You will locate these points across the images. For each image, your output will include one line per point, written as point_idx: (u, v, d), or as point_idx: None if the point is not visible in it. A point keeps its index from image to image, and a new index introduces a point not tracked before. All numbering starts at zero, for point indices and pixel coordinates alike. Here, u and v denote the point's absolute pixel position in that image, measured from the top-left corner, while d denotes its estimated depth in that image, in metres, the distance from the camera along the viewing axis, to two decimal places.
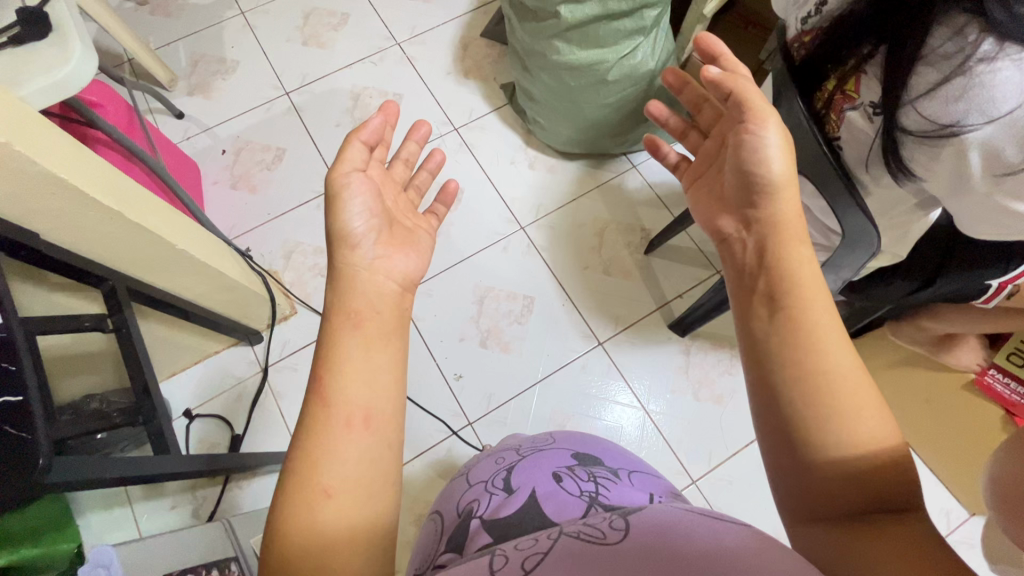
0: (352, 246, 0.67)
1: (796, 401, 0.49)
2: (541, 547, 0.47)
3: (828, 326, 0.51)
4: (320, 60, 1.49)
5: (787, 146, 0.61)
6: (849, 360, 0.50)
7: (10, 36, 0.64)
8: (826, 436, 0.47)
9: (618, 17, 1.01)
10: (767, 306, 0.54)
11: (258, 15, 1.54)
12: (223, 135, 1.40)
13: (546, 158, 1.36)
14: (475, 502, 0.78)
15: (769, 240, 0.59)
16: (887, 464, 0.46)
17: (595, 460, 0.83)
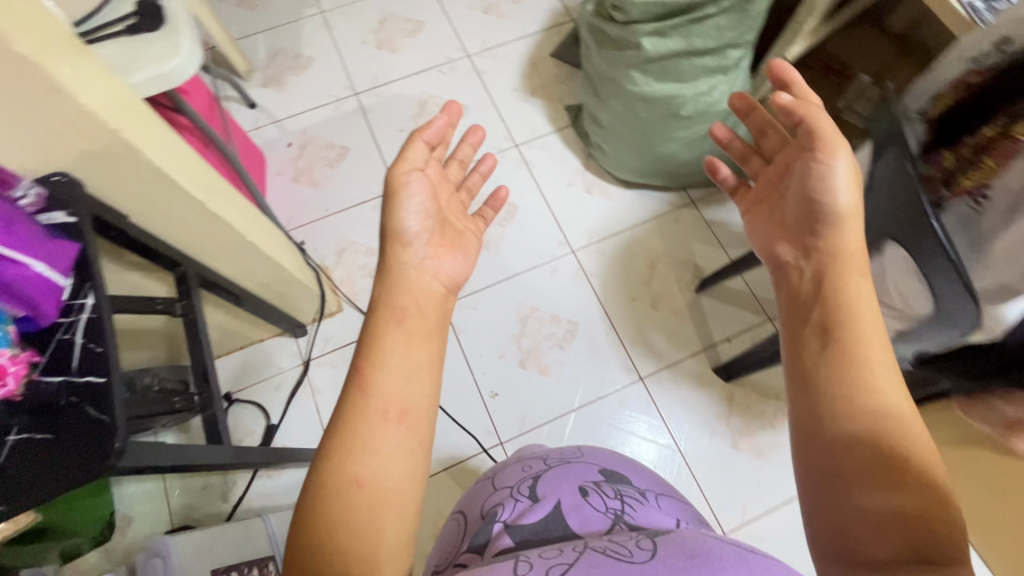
0: (406, 245, 0.71)
1: (839, 424, 0.51)
2: (565, 558, 0.49)
3: (882, 363, 0.54)
4: (391, 64, 1.52)
5: (856, 182, 0.63)
6: (900, 396, 0.51)
7: (127, 25, 0.67)
8: (865, 460, 0.48)
9: (701, 54, 1.00)
10: (820, 335, 0.57)
11: (336, 15, 1.58)
12: (290, 128, 1.44)
13: (604, 184, 1.36)
14: (500, 506, 0.76)
15: (829, 271, 0.62)
16: (930, 501, 0.45)
17: (623, 479, 0.81)
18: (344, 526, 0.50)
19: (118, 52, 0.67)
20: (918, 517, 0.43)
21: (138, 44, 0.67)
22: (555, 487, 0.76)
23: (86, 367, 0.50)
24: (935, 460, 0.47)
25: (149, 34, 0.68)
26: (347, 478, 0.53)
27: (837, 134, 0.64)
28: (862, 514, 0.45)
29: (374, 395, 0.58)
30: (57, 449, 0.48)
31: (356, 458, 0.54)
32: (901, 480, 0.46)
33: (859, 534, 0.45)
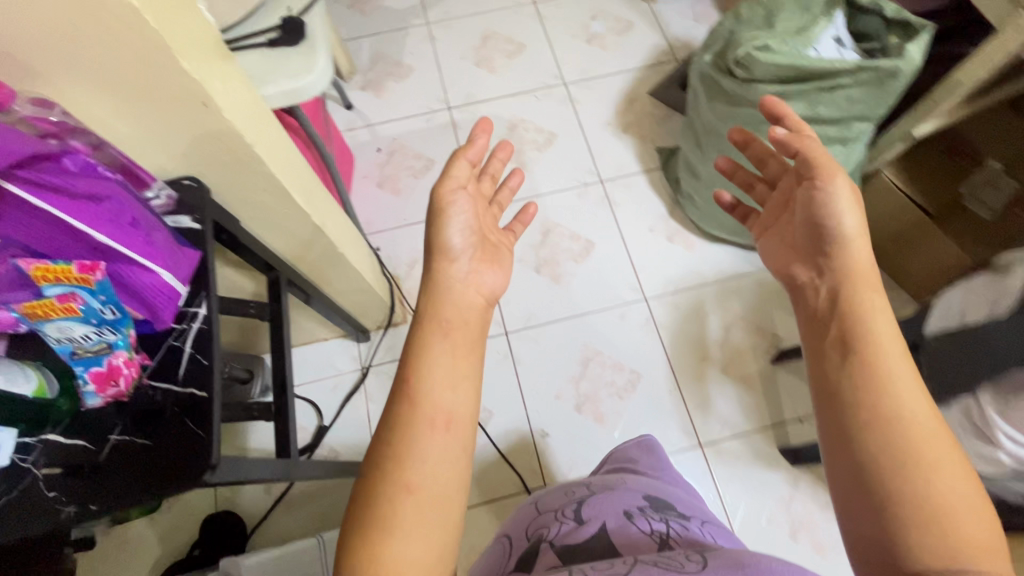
0: (451, 260, 0.68)
1: (869, 444, 0.49)
2: (618, 569, 0.52)
3: (903, 373, 0.51)
4: (488, 83, 1.52)
5: (858, 204, 0.61)
6: (926, 410, 0.50)
7: (269, 39, 0.69)
8: (896, 480, 0.47)
9: (823, 123, 0.94)
10: (840, 351, 0.55)
11: (442, 29, 1.61)
12: (382, 133, 1.47)
13: (687, 234, 1.31)
14: (545, 528, 0.74)
15: (843, 287, 0.59)
16: (966, 523, 0.44)
17: (672, 507, 0.76)
18: (395, 530, 0.49)
19: (256, 66, 0.68)
20: (953, 541, 0.44)
21: (277, 58, 0.69)
22: (603, 510, 0.72)
23: (189, 377, 0.51)
24: (966, 474, 0.47)
25: (287, 51, 0.69)
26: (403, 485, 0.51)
27: (830, 162, 0.63)
28: (900, 540, 0.45)
29: (422, 402, 0.56)
30: (154, 457, 0.48)
31: (406, 464, 0.52)
32: (941, 506, 0.45)
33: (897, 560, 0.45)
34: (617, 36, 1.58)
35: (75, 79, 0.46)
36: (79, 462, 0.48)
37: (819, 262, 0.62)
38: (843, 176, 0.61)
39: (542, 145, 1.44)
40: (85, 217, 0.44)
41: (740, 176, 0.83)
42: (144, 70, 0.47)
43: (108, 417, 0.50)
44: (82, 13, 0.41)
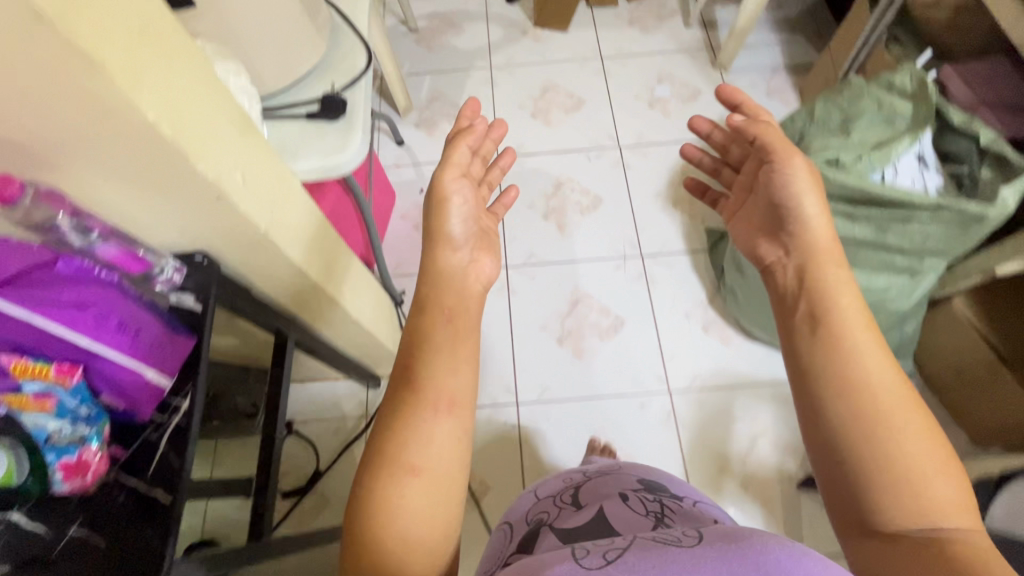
0: (450, 247, 0.66)
1: (842, 414, 0.52)
2: (619, 543, 0.43)
3: (868, 344, 0.55)
4: (542, 137, 1.50)
5: (818, 186, 0.66)
6: (890, 375, 0.53)
7: (308, 112, 0.69)
8: (866, 448, 0.50)
9: (891, 250, 0.85)
10: (810, 325, 0.58)
11: (503, 74, 1.60)
12: (427, 174, 1.46)
13: (724, 327, 1.24)
14: (543, 513, 0.78)
15: (809, 263, 0.62)
16: (932, 485, 0.48)
17: (665, 490, 0.81)
18: (405, 490, 0.50)
19: (287, 137, 0.68)
20: (924, 500, 0.48)
21: (311, 131, 0.68)
22: (598, 496, 0.77)
23: (159, 477, 0.49)
24: (931, 438, 0.50)
25: (323, 124, 0.68)
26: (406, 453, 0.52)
27: (784, 144, 0.69)
28: (872, 506, 0.49)
29: (415, 382, 0.55)
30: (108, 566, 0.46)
31: (409, 446, 0.52)
32: (909, 469, 0.49)
33: (871, 520, 0.49)
34: (680, 103, 1.52)
35: (103, 176, 0.45)
36: (31, 555, 0.45)
37: (786, 241, 0.66)
38: (801, 159, 0.67)
39: (585, 209, 1.40)
40: (67, 320, 0.46)
41: (709, 163, 0.87)
42: (152, 166, 0.45)
43: (70, 507, 0.48)
44: (94, 120, 0.39)
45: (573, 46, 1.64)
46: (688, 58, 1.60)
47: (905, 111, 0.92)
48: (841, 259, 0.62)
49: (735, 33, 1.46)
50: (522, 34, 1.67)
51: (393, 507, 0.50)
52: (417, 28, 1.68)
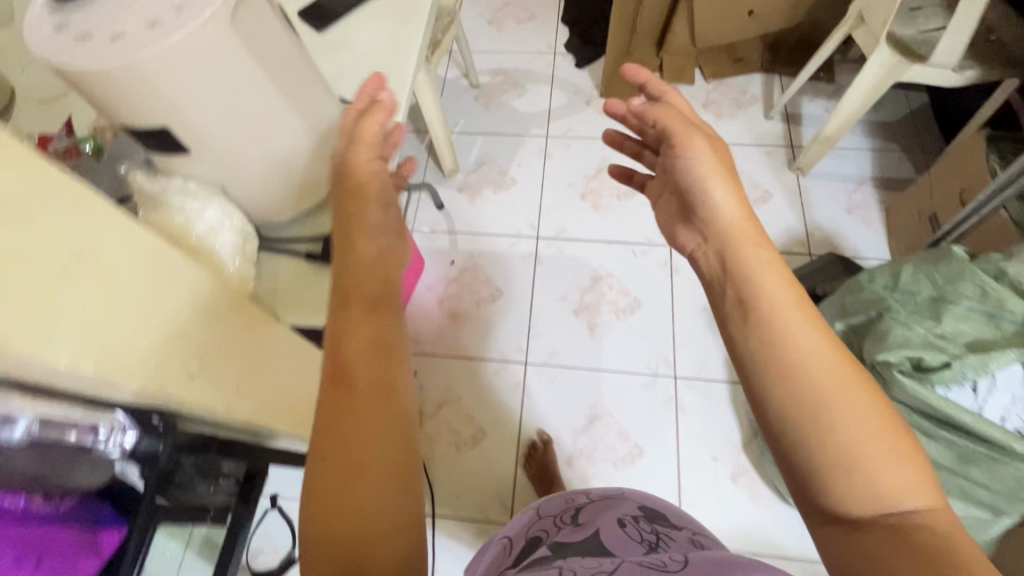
0: (367, 235, 0.50)
1: (786, 403, 0.44)
2: (603, 566, 0.53)
3: (802, 322, 0.46)
4: (588, 222, 1.40)
5: (725, 166, 0.56)
6: (824, 350, 0.45)
7: (308, 250, 0.63)
8: (812, 439, 0.42)
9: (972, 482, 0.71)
10: (736, 307, 0.49)
11: (559, 146, 1.52)
12: (461, 246, 1.39)
13: (754, 479, 1.10)
14: (543, 531, 0.74)
15: (728, 248, 0.52)
16: (886, 469, 0.41)
17: (665, 519, 0.76)
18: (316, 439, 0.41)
19: (284, 277, 0.63)
20: (874, 483, 0.40)
21: (310, 275, 0.63)
22: (599, 516, 0.73)
23: None
24: (882, 414, 0.43)
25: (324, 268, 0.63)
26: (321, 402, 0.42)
27: (684, 126, 0.58)
28: (829, 491, 0.41)
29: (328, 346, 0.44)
30: None
31: (343, 443, 0.40)
32: (853, 452, 0.41)
33: (831, 504, 0.42)
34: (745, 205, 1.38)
35: None
36: None
37: (699, 225, 0.56)
38: (700, 140, 0.57)
39: (621, 311, 1.28)
40: None
41: (626, 146, 0.70)
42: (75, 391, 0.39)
43: None
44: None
45: None
46: (763, 154, 1.46)
47: (1015, 310, 0.76)
48: (761, 239, 0.52)
49: (820, 138, 1.32)
50: (586, 104, 1.58)
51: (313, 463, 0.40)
52: (480, 85, 1.62)
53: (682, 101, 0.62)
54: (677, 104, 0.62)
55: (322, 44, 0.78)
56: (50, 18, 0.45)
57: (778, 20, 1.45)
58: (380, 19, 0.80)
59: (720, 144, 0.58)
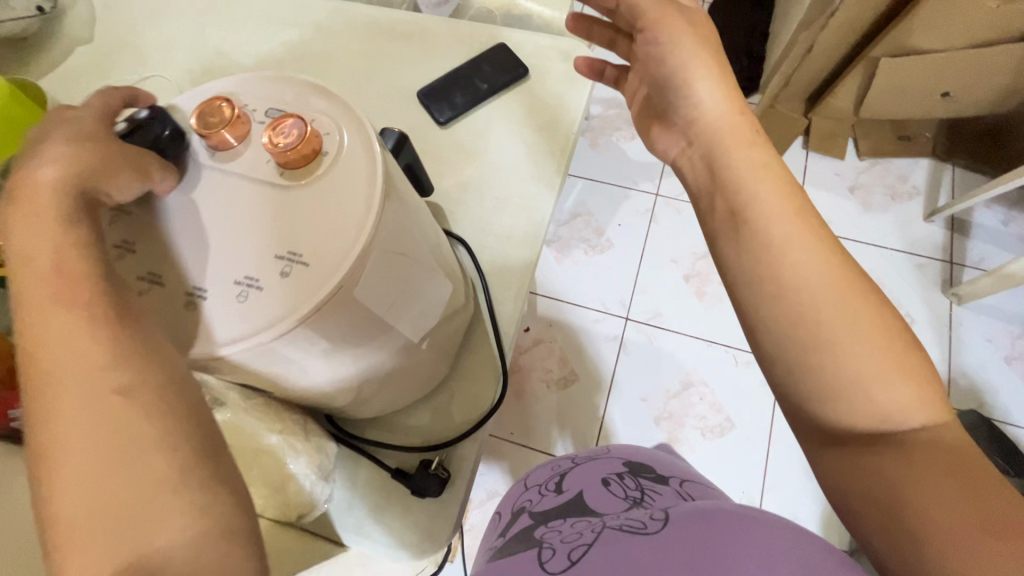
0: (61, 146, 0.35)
1: (770, 327, 0.40)
2: (586, 539, 0.46)
3: (795, 234, 0.40)
4: (688, 311, 1.23)
5: (709, 55, 0.46)
6: (831, 277, 0.38)
7: (395, 463, 0.49)
8: (820, 388, 0.38)
9: None
10: (730, 227, 0.43)
11: (669, 209, 1.32)
12: (539, 313, 1.26)
13: None
14: (527, 502, 0.71)
15: (716, 148, 0.45)
16: (889, 392, 0.37)
17: (650, 472, 0.71)
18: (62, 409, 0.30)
19: (360, 492, 0.49)
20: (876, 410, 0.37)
21: (394, 497, 0.49)
22: (580, 480, 0.69)
23: None
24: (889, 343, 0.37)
25: (411, 494, 0.48)
26: (34, 366, 0.31)
27: (658, 1, 0.48)
28: (823, 415, 0.39)
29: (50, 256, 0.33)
30: None
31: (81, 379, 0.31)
32: (847, 388, 0.37)
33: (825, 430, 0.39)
34: None
35: None
36: None
37: (682, 125, 0.48)
38: (675, 24, 0.47)
39: (709, 431, 1.14)
40: None
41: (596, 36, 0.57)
42: None
43: None
44: None
45: None
46: (912, 266, 1.23)
47: None
48: (755, 135, 0.45)
49: (997, 274, 1.08)
50: None
51: (52, 446, 0.30)
52: (589, 117, 1.40)
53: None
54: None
55: (442, 145, 0.63)
56: (117, 223, 0.37)
57: (976, 105, 1.17)
58: (517, 119, 0.64)
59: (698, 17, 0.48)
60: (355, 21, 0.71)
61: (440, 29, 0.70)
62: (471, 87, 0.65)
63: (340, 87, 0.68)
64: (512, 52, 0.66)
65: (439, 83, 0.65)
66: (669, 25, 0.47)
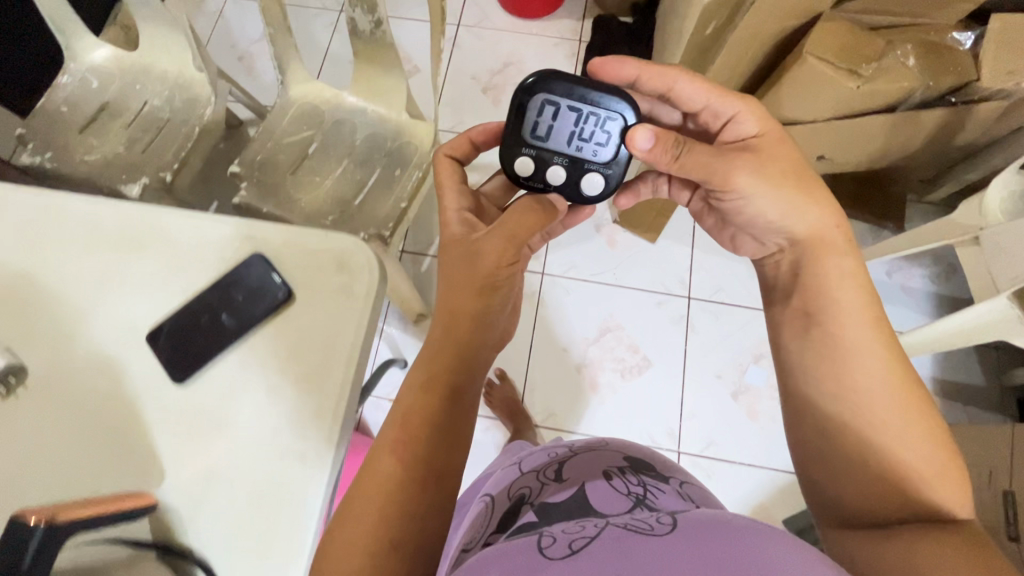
0: None
1: (822, 408, 0.56)
2: (587, 531, 0.46)
3: (867, 341, 0.54)
4: (582, 405, 1.15)
5: (788, 189, 0.60)
6: (886, 382, 0.52)
7: None
8: (857, 452, 0.53)
9: None
10: (805, 326, 0.58)
11: (557, 291, 1.22)
12: None
13: None
14: (525, 489, 0.69)
15: (808, 261, 0.60)
16: (935, 488, 0.49)
17: (650, 469, 0.71)
18: None
19: None
20: (909, 487, 0.50)
21: None
22: (584, 472, 0.67)
23: None
24: (933, 442, 0.50)
25: None
26: None
27: (766, 120, 0.62)
28: (839, 487, 0.54)
29: None
30: None
31: None
32: (885, 463, 0.51)
33: (844, 508, 0.54)
34: (775, 404, 1.14)
35: None
36: None
37: (775, 239, 0.63)
38: (743, 174, 0.60)
39: None
40: None
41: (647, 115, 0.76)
42: None
43: None
44: None
45: (654, 269, 1.23)
46: None
47: None
48: (846, 246, 0.59)
49: None
50: (594, 232, 1.26)
51: None
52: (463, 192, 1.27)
53: (693, 83, 0.64)
54: (688, 90, 0.65)
55: (181, 413, 0.49)
56: None
57: (854, 164, 1.11)
58: (281, 362, 0.50)
59: (765, 145, 0.62)
60: (69, 227, 0.55)
61: (181, 236, 0.54)
62: (220, 330, 0.51)
63: (48, 330, 0.52)
64: (271, 265, 0.52)
65: (179, 324, 0.51)
66: (775, 154, 0.61)
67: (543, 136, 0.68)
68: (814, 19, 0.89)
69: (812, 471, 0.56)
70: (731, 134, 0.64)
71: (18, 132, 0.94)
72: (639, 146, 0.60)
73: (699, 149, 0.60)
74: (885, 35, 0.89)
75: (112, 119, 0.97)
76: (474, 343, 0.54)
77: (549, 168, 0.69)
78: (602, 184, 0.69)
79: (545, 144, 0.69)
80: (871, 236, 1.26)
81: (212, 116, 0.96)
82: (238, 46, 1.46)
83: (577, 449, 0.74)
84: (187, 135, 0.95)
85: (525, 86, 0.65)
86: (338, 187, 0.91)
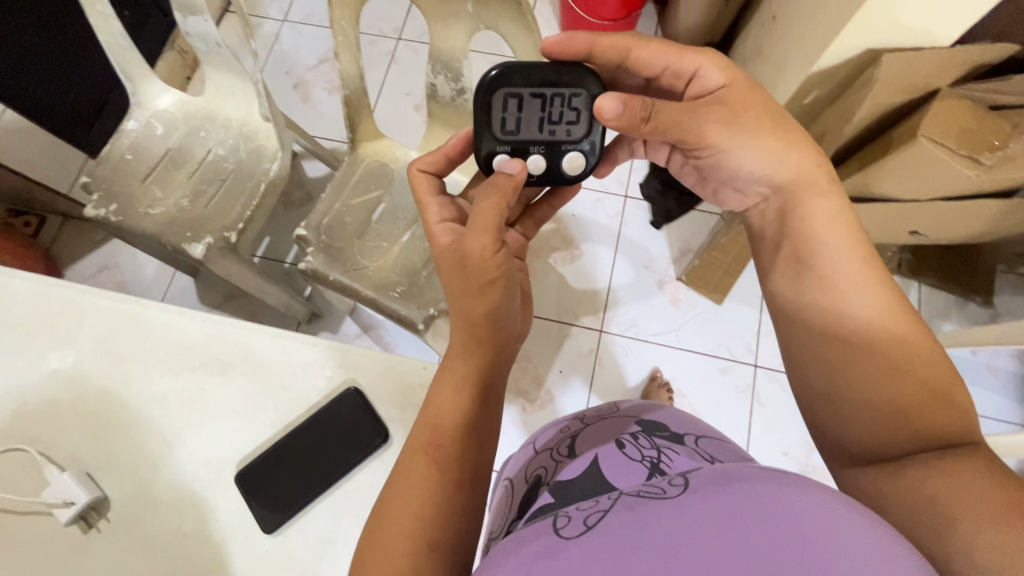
0: None
1: (818, 351, 0.49)
2: (602, 504, 0.35)
3: (855, 275, 0.48)
4: None
5: (767, 131, 0.51)
6: (882, 315, 0.46)
7: None
8: (855, 390, 0.46)
9: None
10: (796, 271, 0.51)
11: (615, 350, 1.17)
12: None
13: None
14: (542, 469, 0.58)
15: (792, 211, 0.52)
16: (934, 415, 0.43)
17: (665, 427, 0.56)
18: None
19: None
20: (915, 419, 0.43)
21: None
22: (595, 442, 0.55)
23: None
24: (938, 372, 0.44)
25: None
26: None
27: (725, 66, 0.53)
28: (839, 429, 0.47)
29: None
30: None
31: None
32: (885, 398, 0.44)
33: (851, 449, 0.46)
34: None
35: None
36: None
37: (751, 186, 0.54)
38: (717, 128, 0.51)
39: None
40: None
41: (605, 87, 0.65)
42: None
43: None
44: None
45: (720, 333, 1.17)
46: None
47: None
48: (830, 183, 0.51)
49: None
50: (657, 289, 1.21)
51: None
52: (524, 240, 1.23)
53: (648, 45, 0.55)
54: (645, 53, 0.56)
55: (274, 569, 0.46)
56: None
57: (947, 239, 1.03)
58: None
59: (734, 97, 0.52)
60: (151, 343, 0.52)
61: (271, 363, 0.51)
62: (314, 474, 0.48)
63: (131, 458, 0.49)
64: (369, 405, 0.49)
65: (272, 465, 0.48)
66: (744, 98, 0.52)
67: (513, 130, 0.60)
68: (931, 94, 0.81)
69: (815, 412, 0.50)
70: (697, 92, 0.54)
71: (84, 180, 0.92)
72: (607, 114, 0.51)
73: (669, 108, 0.51)
74: (1008, 116, 0.79)
75: (176, 168, 0.94)
76: (497, 345, 0.48)
77: (526, 159, 0.60)
78: (583, 163, 0.61)
79: (517, 137, 0.60)
80: (955, 308, 1.18)
81: (276, 172, 0.93)
82: (293, 71, 1.42)
83: (589, 417, 0.61)
84: (253, 193, 0.92)
85: (486, 81, 0.58)
86: (406, 255, 0.87)
